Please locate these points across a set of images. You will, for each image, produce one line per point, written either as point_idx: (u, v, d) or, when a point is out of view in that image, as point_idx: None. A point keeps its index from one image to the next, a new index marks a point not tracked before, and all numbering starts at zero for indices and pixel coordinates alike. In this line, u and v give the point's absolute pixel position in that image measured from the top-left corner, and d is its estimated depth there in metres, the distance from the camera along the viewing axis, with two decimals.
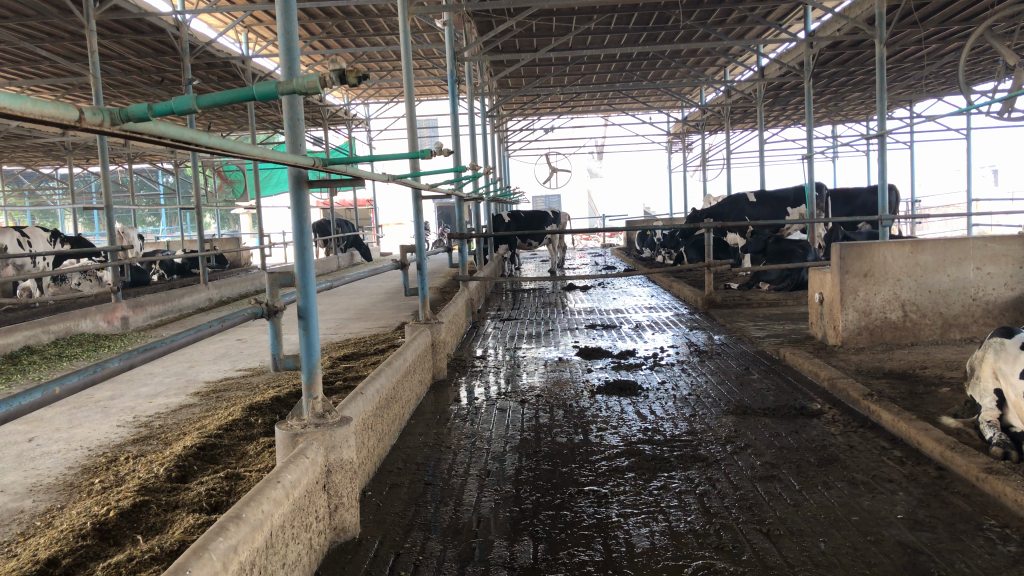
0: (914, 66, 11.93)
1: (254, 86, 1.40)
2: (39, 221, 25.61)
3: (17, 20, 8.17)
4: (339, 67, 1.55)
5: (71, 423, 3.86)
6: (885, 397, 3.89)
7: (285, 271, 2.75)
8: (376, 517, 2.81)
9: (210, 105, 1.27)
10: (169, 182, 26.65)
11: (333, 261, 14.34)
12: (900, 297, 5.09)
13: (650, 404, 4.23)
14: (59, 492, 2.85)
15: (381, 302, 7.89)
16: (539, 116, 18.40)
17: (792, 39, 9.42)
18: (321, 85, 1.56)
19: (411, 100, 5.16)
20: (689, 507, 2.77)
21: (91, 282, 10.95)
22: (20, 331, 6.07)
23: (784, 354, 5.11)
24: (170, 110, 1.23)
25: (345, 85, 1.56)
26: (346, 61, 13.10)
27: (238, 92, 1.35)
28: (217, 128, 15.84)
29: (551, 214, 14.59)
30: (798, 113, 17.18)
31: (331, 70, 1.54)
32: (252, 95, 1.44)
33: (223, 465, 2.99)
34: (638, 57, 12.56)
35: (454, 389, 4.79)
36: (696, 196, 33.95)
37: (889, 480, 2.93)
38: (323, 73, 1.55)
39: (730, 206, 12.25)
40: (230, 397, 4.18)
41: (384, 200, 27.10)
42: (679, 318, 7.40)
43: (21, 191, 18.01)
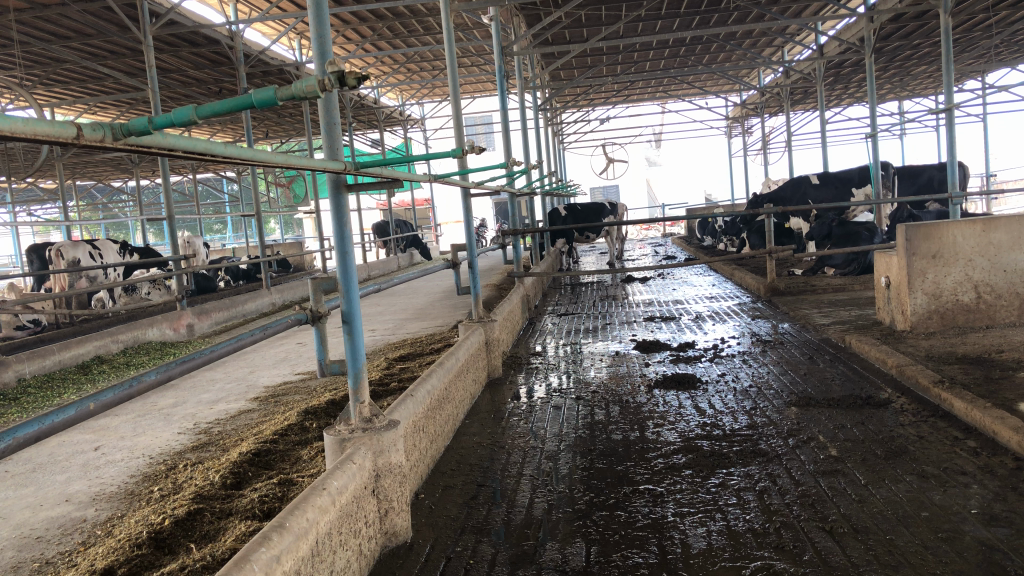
0: (982, 35, 11.44)
1: (253, 93, 1.37)
2: (111, 233, 26.55)
3: (79, 40, 8.43)
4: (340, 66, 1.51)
5: (135, 431, 3.95)
6: (958, 384, 3.71)
7: (328, 275, 2.74)
8: (428, 520, 2.79)
9: (210, 115, 1.25)
10: (234, 190, 27.33)
11: (394, 262, 14.48)
12: (973, 278, 4.86)
13: (710, 397, 4.12)
14: (120, 500, 2.91)
15: (438, 301, 7.91)
16: (594, 107, 18.25)
17: (851, 14, 9.12)
18: (322, 88, 1.53)
19: (457, 98, 5.11)
20: (748, 505, 2.67)
21: (160, 290, 11.27)
22: (90, 341, 6.26)
23: (849, 342, 4.93)
24: (172, 122, 1.22)
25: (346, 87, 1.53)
26: (397, 62, 13.18)
27: (237, 99, 1.33)
28: (276, 135, 16.13)
29: (609, 206, 14.46)
30: (862, 90, 16.65)
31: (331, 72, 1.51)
32: (252, 103, 1.41)
33: (277, 471, 3.01)
34: (691, 41, 12.34)
35: (511, 387, 4.76)
36: (758, 180, 33.30)
37: (962, 473, 2.79)
38: (323, 76, 1.53)
39: (793, 189, 11.93)
40: (288, 401, 4.23)
41: (442, 198, 27.26)
42: (741, 307, 7.22)
43: (94, 205, 18.66)
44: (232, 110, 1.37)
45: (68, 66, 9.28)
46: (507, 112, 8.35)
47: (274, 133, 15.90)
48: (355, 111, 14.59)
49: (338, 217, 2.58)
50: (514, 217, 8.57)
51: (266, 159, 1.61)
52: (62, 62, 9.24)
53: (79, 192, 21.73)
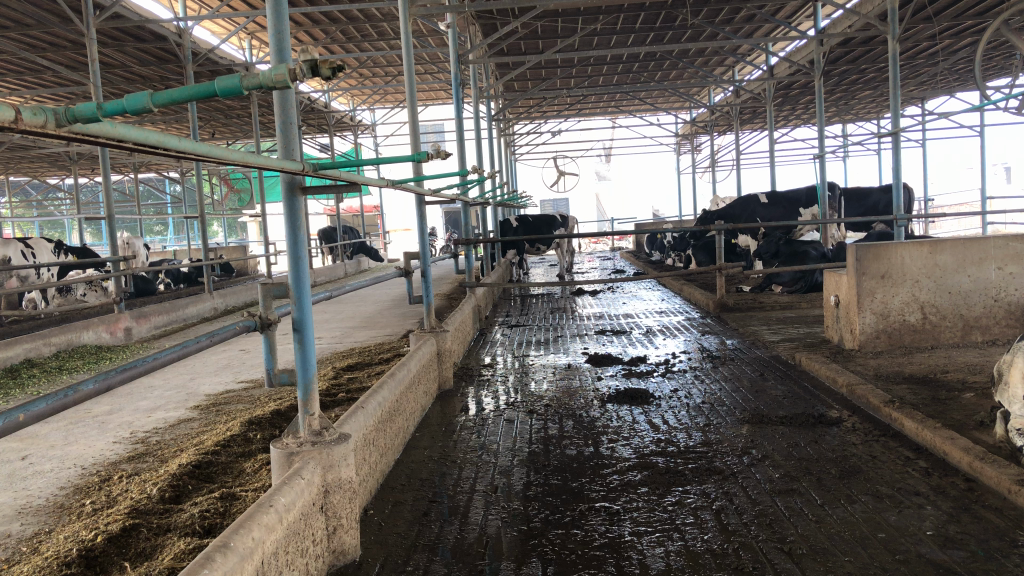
0: (925, 62, 11.78)
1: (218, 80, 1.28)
2: (47, 232, 25.77)
3: (18, 30, 8.12)
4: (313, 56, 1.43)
5: (66, 440, 3.75)
6: (906, 404, 3.75)
7: (279, 281, 2.63)
8: (378, 538, 2.69)
9: (167, 103, 1.16)
10: (176, 192, 26.68)
11: (340, 268, 14.27)
12: (919, 299, 4.94)
13: (662, 413, 4.10)
14: (48, 514, 2.74)
15: (387, 310, 7.79)
16: (547, 119, 18.31)
17: (802, 36, 9.29)
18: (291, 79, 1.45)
19: (413, 102, 4.99)
20: (706, 525, 2.63)
21: (96, 292, 10.89)
22: (20, 344, 5.98)
23: (799, 359, 4.97)
24: (124, 109, 1.12)
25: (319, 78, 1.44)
26: (350, 67, 13.03)
27: (197, 87, 1.23)
28: (223, 136, 15.79)
29: (560, 218, 14.48)
30: (809, 112, 17.00)
31: (301, 61, 1.42)
32: (215, 91, 1.31)
33: (219, 484, 2.87)
34: (644, 57, 12.45)
35: (461, 399, 4.67)
36: (706, 197, 33.80)
37: (916, 494, 2.79)
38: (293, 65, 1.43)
39: (741, 207, 12.09)
40: (230, 411, 4.07)
41: (392, 205, 27.05)
42: (690, 322, 7.25)
43: (29, 202, 18.02)
44: (191, 99, 1.27)
45: (5, 57, 8.93)
46: (462, 122, 8.25)
47: (220, 134, 15.55)
48: (305, 114, 14.36)
49: (291, 221, 2.47)
50: (466, 226, 8.47)
51: (222, 153, 1.50)
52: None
53: (12, 189, 20.98)
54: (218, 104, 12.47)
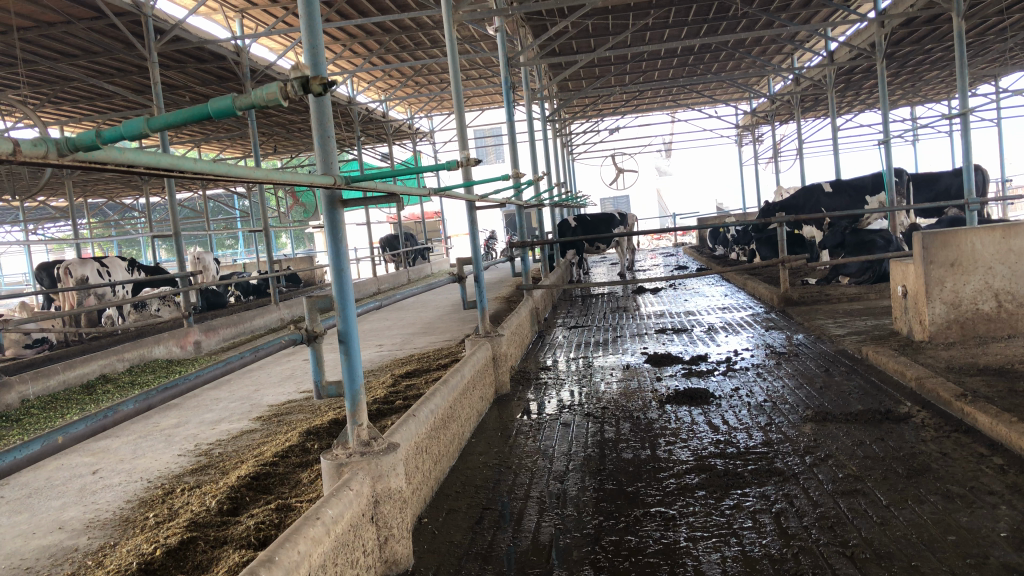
0: (995, 38, 11.33)
1: (210, 103, 1.29)
2: (124, 250, 26.82)
3: (85, 57, 8.44)
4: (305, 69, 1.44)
5: (134, 453, 3.87)
6: (980, 397, 3.58)
7: (324, 294, 2.65)
8: (431, 546, 2.69)
9: (160, 125, 1.19)
10: (244, 206, 27.37)
11: (403, 275, 14.43)
12: (993, 287, 4.72)
13: (723, 413, 4.01)
14: (114, 527, 2.82)
15: (447, 315, 7.83)
16: (603, 117, 18.20)
17: (862, 19, 9.02)
18: (284, 97, 1.46)
19: (460, 107, 4.98)
20: (765, 528, 2.55)
21: (170, 307, 11.24)
22: (95, 360, 6.20)
23: (866, 353, 4.80)
24: (120, 132, 1.14)
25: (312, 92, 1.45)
26: (405, 76, 13.18)
27: (192, 110, 1.25)
28: (285, 150, 16.12)
29: (619, 216, 14.34)
30: (874, 96, 16.52)
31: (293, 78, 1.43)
32: (210, 113, 1.33)
33: (275, 496, 2.92)
34: (698, 49, 12.27)
35: (519, 403, 4.65)
36: (770, 188, 33.15)
37: (989, 493, 2.66)
38: (284, 83, 1.44)
39: (805, 198, 11.80)
40: (291, 420, 4.13)
41: (453, 210, 27.29)
42: (754, 318, 7.09)
43: (106, 222, 18.74)
44: (188, 123, 1.29)
45: (75, 85, 9.29)
46: (514, 125, 8.24)
47: (282, 148, 15.89)
48: (363, 125, 14.59)
49: (332, 234, 2.48)
50: (522, 228, 8.38)
51: (244, 175, 1.53)
52: (69, 81, 9.24)
53: (90, 210, 21.86)
54: (279, 118, 12.74)
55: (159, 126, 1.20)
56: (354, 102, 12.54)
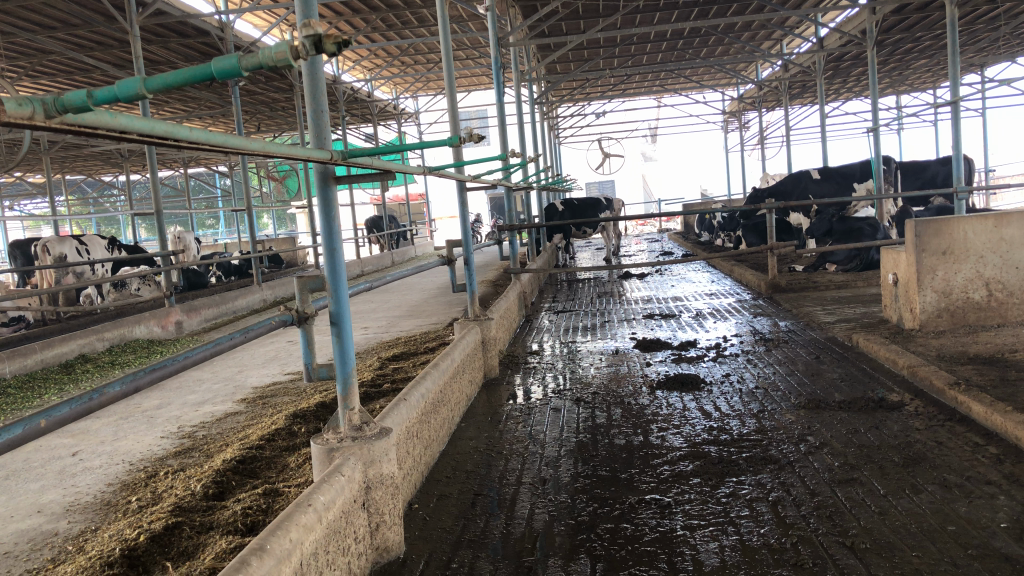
0: (985, 27, 11.34)
1: (214, 61, 1.22)
2: (103, 228, 26.52)
3: (64, 30, 8.23)
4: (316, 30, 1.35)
5: (115, 435, 3.77)
6: (974, 386, 3.57)
7: (315, 275, 2.57)
8: (423, 533, 2.63)
9: (158, 85, 1.12)
10: (226, 186, 27.12)
11: (388, 257, 14.33)
12: (984, 276, 4.71)
13: (715, 400, 3.97)
14: (95, 511, 2.74)
15: (433, 298, 7.76)
16: (590, 100, 18.12)
17: (854, 6, 8.98)
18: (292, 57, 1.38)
19: (451, 85, 4.87)
20: (762, 518, 2.52)
21: (150, 286, 11.08)
22: (74, 340, 6.08)
23: (857, 341, 4.78)
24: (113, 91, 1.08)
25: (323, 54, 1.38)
26: (392, 55, 13.01)
27: (192, 70, 1.18)
28: (269, 129, 15.92)
29: (606, 200, 14.28)
30: (861, 84, 16.53)
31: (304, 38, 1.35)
32: (213, 73, 1.25)
33: (262, 480, 2.85)
34: (688, 33, 12.19)
35: (508, 388, 4.60)
36: (755, 175, 33.23)
37: (987, 482, 2.64)
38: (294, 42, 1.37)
39: (792, 185, 11.79)
40: (276, 403, 4.06)
41: (437, 193, 27.14)
42: (742, 304, 7.07)
43: (84, 199, 18.48)
44: (187, 83, 1.21)
45: (53, 58, 9.08)
46: (504, 106, 8.12)
47: (265, 127, 15.69)
48: (348, 105, 14.42)
49: (325, 212, 2.40)
50: (510, 211, 8.29)
51: (241, 143, 1.45)
52: (48, 54, 9.05)
53: (69, 187, 21.55)
54: (263, 96, 12.56)
55: (155, 87, 1.13)
56: (340, 81, 12.39)
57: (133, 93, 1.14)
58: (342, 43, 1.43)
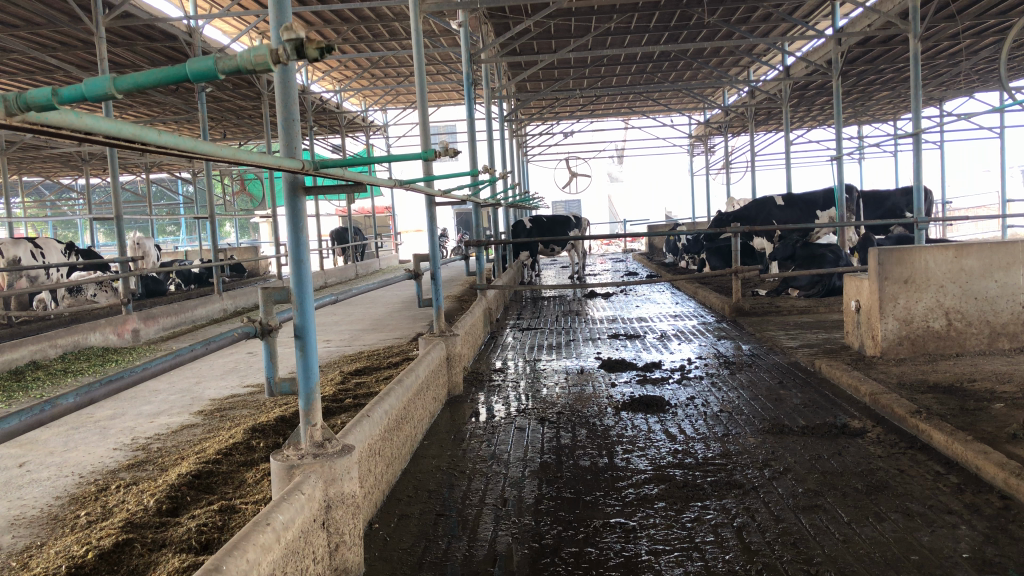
0: (946, 62, 11.63)
1: (189, 63, 1.19)
2: (60, 232, 26.09)
3: (28, 29, 8.08)
4: (295, 36, 1.34)
5: (65, 446, 3.66)
6: (935, 414, 3.60)
7: (280, 286, 2.50)
8: (383, 554, 2.57)
9: (131, 84, 1.10)
10: (189, 193, 26.83)
11: (351, 269, 14.21)
12: (943, 305, 4.79)
13: (679, 422, 3.97)
14: (42, 526, 2.64)
15: (397, 312, 7.70)
16: (560, 119, 18.23)
17: (821, 36, 9.14)
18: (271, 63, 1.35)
19: (423, 98, 4.81)
20: (727, 543, 2.50)
21: (106, 293, 10.84)
22: (26, 346, 5.91)
23: (819, 366, 4.83)
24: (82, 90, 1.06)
25: (301, 60, 1.36)
26: (362, 67, 12.96)
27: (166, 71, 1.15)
28: (234, 137, 15.75)
29: (573, 218, 14.31)
30: (825, 113, 16.84)
31: (283, 41, 1.33)
32: (186, 76, 1.22)
33: (218, 496, 2.76)
34: (658, 57, 12.34)
35: (471, 405, 4.55)
36: (719, 199, 33.70)
37: (949, 512, 2.65)
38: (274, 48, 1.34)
39: (757, 210, 11.93)
40: (234, 416, 3.96)
41: (404, 207, 27.08)
42: (706, 326, 7.11)
43: (42, 202, 18.11)
44: (160, 85, 1.18)
45: (15, 57, 8.90)
46: (474, 121, 8.09)
47: (231, 134, 15.50)
48: (317, 115, 14.33)
49: (293, 223, 2.35)
50: (477, 227, 8.23)
51: (213, 150, 1.40)
52: (10, 52, 8.87)
53: (26, 189, 21.14)
54: (230, 103, 12.43)
55: (125, 87, 1.10)
56: (309, 91, 12.29)
57: (102, 92, 1.10)
58: (324, 49, 1.39)
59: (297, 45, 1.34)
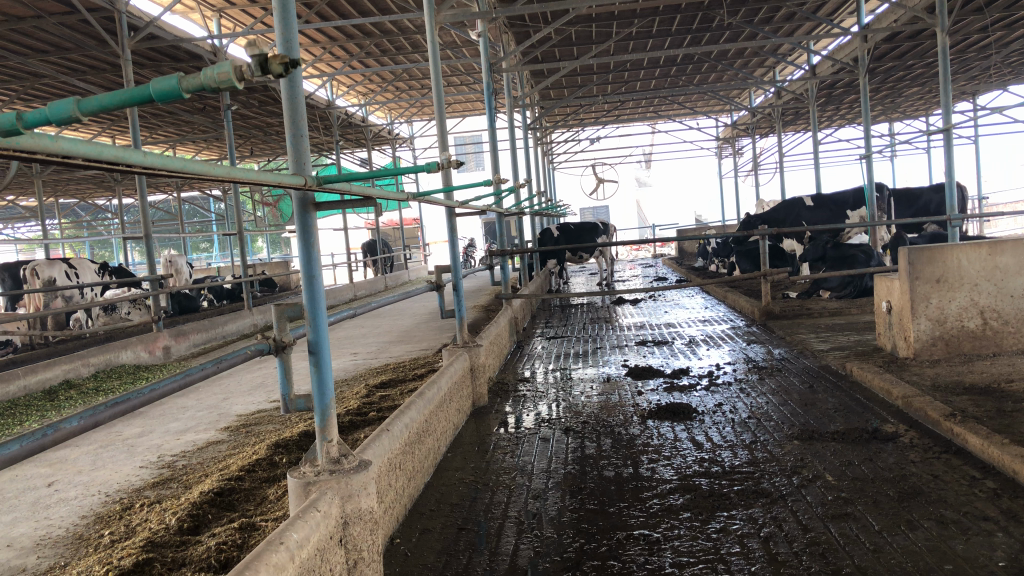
0: (977, 55, 11.42)
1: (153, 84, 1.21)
2: (96, 251, 26.57)
3: (57, 54, 8.25)
4: (261, 52, 1.34)
5: (93, 465, 3.69)
6: (970, 417, 3.50)
7: (294, 302, 2.50)
8: (403, 570, 2.55)
9: (95, 105, 1.13)
10: (220, 210, 27.20)
11: (380, 281, 14.27)
12: (978, 304, 4.66)
13: (706, 430, 3.90)
14: (66, 546, 2.65)
15: (424, 323, 7.70)
16: (585, 126, 18.20)
17: (846, 34, 9.02)
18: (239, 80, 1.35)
19: (441, 109, 4.80)
20: (753, 555, 2.44)
21: (140, 310, 10.99)
22: (59, 365, 5.99)
23: (851, 369, 4.73)
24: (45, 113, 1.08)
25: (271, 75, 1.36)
26: (386, 81, 13.05)
27: (132, 92, 1.16)
28: (262, 153, 15.94)
29: (601, 225, 14.24)
30: (854, 111, 16.63)
31: (249, 58, 1.33)
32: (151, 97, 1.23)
33: (240, 514, 2.76)
34: (682, 60, 12.28)
35: (497, 416, 4.52)
36: (749, 201, 33.42)
37: (985, 519, 2.57)
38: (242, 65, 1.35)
39: (786, 211, 11.78)
40: (259, 432, 3.97)
41: (433, 217, 27.19)
42: (735, 331, 7.01)
43: (77, 223, 18.45)
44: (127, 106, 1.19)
45: (46, 81, 9.09)
46: (495, 130, 8.07)
47: (258, 151, 15.67)
48: (343, 129, 14.45)
49: (304, 238, 2.34)
50: (502, 236, 8.19)
51: (200, 169, 1.40)
52: (40, 77, 9.06)
53: (62, 211, 21.56)
54: (257, 120, 12.58)
55: (90, 109, 1.12)
56: (334, 105, 12.39)
57: (67, 115, 1.11)
58: (290, 63, 1.37)
59: (263, 60, 1.33)
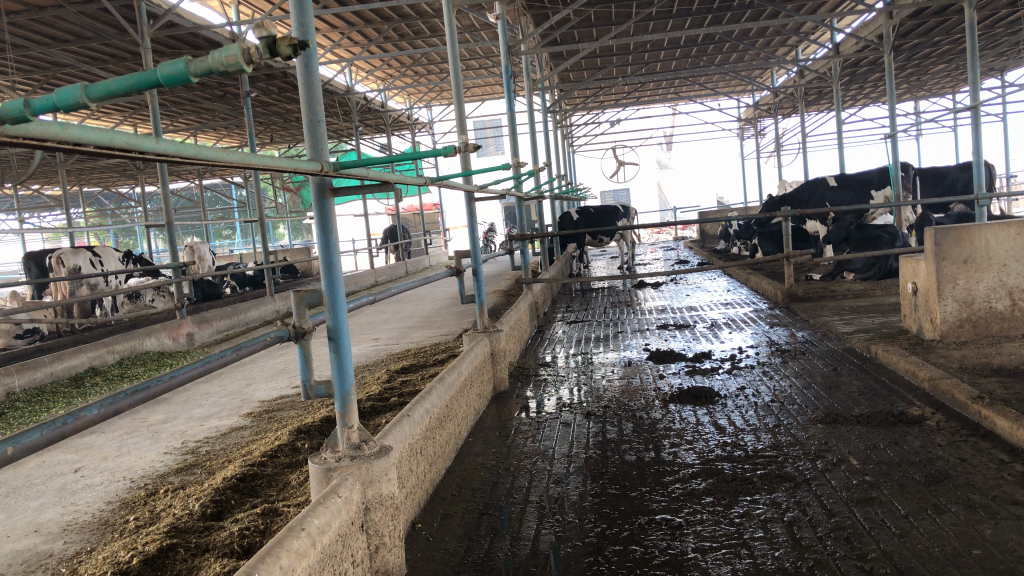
0: (1006, 31, 11.19)
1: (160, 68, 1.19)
2: (120, 239, 26.85)
3: (78, 43, 8.30)
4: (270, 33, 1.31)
5: (119, 451, 3.72)
6: (998, 400, 3.44)
7: (313, 288, 2.50)
8: (425, 555, 2.55)
9: (104, 92, 1.13)
10: (242, 197, 27.39)
11: (401, 267, 14.29)
12: (1006, 284, 4.58)
13: (729, 414, 3.87)
14: (92, 531, 2.68)
15: (444, 309, 7.70)
16: (605, 108, 18.09)
17: (870, 11, 8.88)
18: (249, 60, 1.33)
19: (459, 93, 4.75)
20: (777, 540, 2.42)
21: (164, 297, 11.08)
22: (85, 352, 6.06)
23: (876, 352, 4.67)
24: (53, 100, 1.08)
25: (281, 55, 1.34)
26: (405, 65, 13.01)
27: (138, 77, 1.15)
28: (282, 140, 15.98)
29: (621, 208, 14.17)
30: (878, 90, 16.40)
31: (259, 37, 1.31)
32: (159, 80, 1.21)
33: (262, 499, 2.78)
34: (703, 40, 12.14)
35: (518, 401, 4.51)
36: (771, 182, 33.12)
37: (1014, 503, 2.53)
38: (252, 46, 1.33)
39: (810, 192, 11.65)
40: (282, 418, 3.99)
41: (453, 202, 27.24)
42: (758, 314, 6.95)
43: (101, 211, 18.63)
44: (136, 91, 1.17)
45: (68, 70, 9.15)
46: (514, 114, 8.02)
47: (279, 138, 15.72)
48: (362, 115, 14.45)
49: (322, 224, 2.32)
50: (522, 220, 8.16)
51: (216, 156, 1.38)
52: (63, 67, 9.13)
53: (87, 200, 21.77)
54: (277, 107, 12.60)
55: (97, 94, 1.12)
56: (352, 91, 12.38)
57: (75, 102, 1.11)
58: (299, 45, 1.35)
59: (272, 42, 1.31)
